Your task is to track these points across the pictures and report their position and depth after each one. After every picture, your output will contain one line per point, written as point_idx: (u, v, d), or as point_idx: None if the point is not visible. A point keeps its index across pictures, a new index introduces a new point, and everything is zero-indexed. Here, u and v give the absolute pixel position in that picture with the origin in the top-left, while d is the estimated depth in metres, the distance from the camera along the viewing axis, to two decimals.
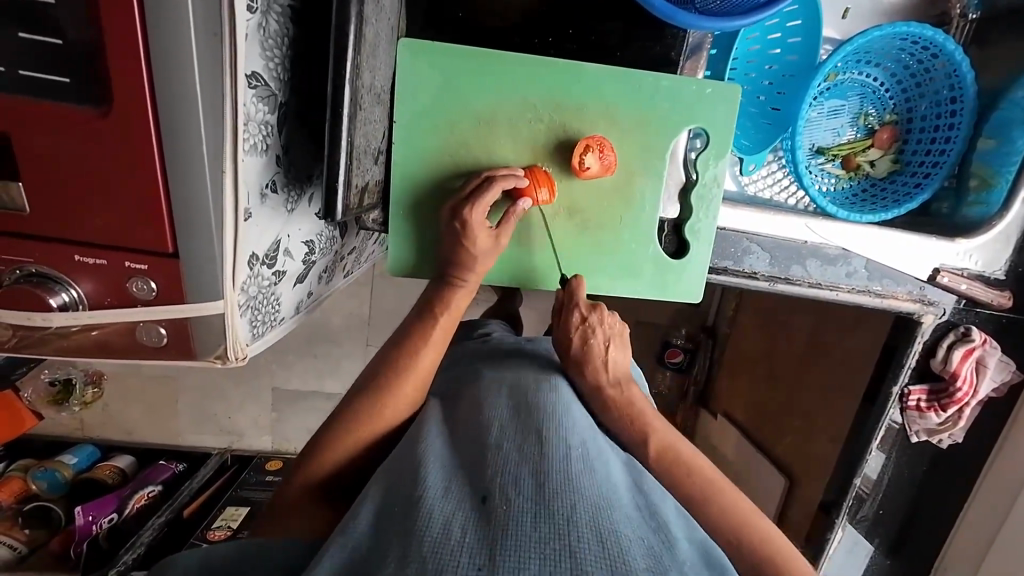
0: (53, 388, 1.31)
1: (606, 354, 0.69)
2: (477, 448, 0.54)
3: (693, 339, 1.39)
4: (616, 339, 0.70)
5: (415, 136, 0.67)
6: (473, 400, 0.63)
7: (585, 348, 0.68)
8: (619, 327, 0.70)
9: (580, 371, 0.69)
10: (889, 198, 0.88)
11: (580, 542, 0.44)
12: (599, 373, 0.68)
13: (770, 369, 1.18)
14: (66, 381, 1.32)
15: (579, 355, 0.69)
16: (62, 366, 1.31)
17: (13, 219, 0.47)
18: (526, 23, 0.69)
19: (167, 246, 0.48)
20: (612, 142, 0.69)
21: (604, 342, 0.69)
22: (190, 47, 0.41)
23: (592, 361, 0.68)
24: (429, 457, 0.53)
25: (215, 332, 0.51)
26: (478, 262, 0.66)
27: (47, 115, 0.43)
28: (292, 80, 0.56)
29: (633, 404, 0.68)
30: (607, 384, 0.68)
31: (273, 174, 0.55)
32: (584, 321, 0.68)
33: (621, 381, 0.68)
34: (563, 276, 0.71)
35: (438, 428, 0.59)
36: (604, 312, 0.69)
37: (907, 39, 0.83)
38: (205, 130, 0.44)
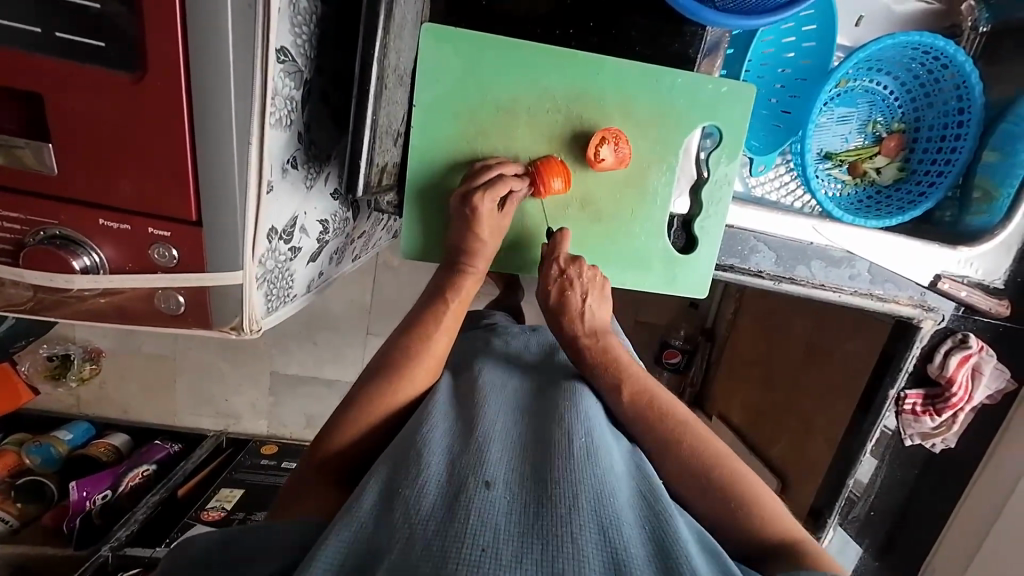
0: (50, 363, 1.35)
1: (584, 305, 0.70)
2: (479, 433, 0.55)
3: (692, 340, 1.38)
4: (595, 291, 0.71)
5: (435, 120, 0.67)
6: (478, 388, 0.63)
7: (562, 299, 0.70)
8: (598, 279, 0.71)
9: (558, 320, 0.71)
10: (893, 204, 0.91)
11: (583, 533, 0.45)
12: (573, 321, 0.70)
13: None
14: (65, 356, 1.35)
15: (555, 304, 0.70)
16: (60, 343, 1.34)
17: (40, 179, 0.47)
18: (549, 13, 0.69)
19: (192, 215, 0.48)
20: (628, 134, 0.70)
21: (582, 294, 0.70)
22: (226, 18, 0.42)
23: (568, 310, 0.70)
24: (431, 441, 0.53)
25: (233, 303, 0.52)
26: (485, 247, 0.67)
27: (83, 79, 0.44)
28: (318, 59, 0.56)
29: (610, 351, 0.68)
30: (581, 333, 0.70)
31: (294, 151, 0.56)
32: (562, 274, 0.69)
33: (597, 331, 0.70)
34: (550, 230, 0.71)
35: (442, 410, 0.58)
36: (583, 267, 0.70)
37: (918, 49, 0.85)
38: (234, 100, 0.45)
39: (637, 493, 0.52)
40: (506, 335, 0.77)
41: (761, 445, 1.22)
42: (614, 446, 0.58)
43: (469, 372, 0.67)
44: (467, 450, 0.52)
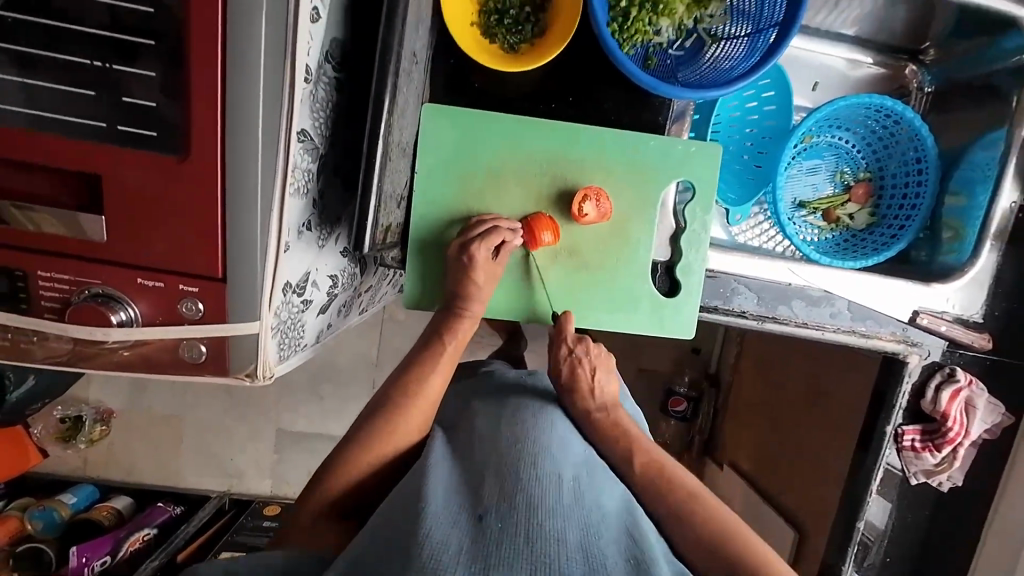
0: (62, 425, 1.41)
1: (593, 381, 0.76)
2: (475, 472, 0.57)
3: (697, 387, 1.49)
4: (602, 366, 0.77)
5: (436, 184, 0.76)
6: (473, 430, 0.66)
7: (572, 377, 0.76)
8: (605, 357, 0.78)
9: (573, 398, 0.76)
10: (868, 246, 0.97)
11: (568, 566, 0.47)
12: (585, 398, 0.75)
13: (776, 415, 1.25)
14: (77, 418, 1.41)
15: (568, 382, 0.76)
16: (75, 404, 1.41)
17: (85, 245, 0.53)
18: (533, 90, 0.78)
19: (218, 272, 0.55)
20: (608, 191, 0.77)
21: (591, 369, 0.77)
22: (257, 109, 0.50)
23: (579, 388, 0.75)
24: (429, 478, 0.56)
25: (249, 351, 0.57)
26: (478, 289, 0.72)
27: (131, 160, 0.51)
28: (332, 137, 0.65)
29: (620, 423, 0.74)
30: (593, 408, 0.75)
31: (309, 216, 0.63)
32: (571, 354, 0.76)
33: (608, 404, 0.75)
34: (555, 313, 0.78)
35: (439, 453, 0.61)
36: (588, 343, 0.77)
37: (872, 108, 0.93)
38: (259, 175, 0.52)
39: (622, 530, 0.54)
40: (503, 379, 0.80)
41: (769, 490, 1.26)
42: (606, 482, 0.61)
43: (465, 418, 0.70)
44: (464, 486, 0.56)
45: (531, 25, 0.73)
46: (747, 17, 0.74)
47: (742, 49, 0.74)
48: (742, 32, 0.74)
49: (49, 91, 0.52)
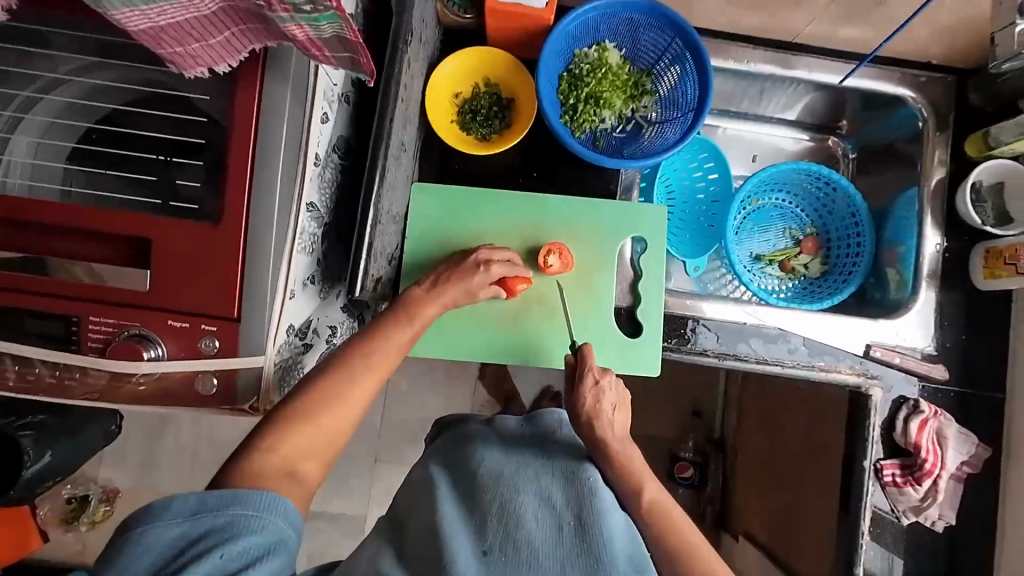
0: (69, 506, 1.56)
1: (612, 414, 0.78)
2: (484, 514, 0.70)
3: (702, 452, 1.61)
4: (621, 403, 0.79)
5: (425, 245, 0.89)
6: (483, 472, 0.76)
7: (596, 405, 0.78)
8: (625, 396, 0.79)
9: (589, 426, 0.77)
10: (824, 289, 1.08)
11: None
12: (604, 428, 0.77)
13: (780, 477, 1.28)
14: (84, 498, 1.56)
15: (589, 409, 0.78)
16: (84, 483, 1.57)
17: (129, 294, 0.65)
18: (504, 171, 0.94)
19: (233, 313, 0.66)
20: (569, 246, 0.89)
21: (612, 403, 0.78)
22: (276, 184, 0.65)
23: (600, 414, 0.77)
24: (447, 517, 0.69)
25: (254, 384, 0.67)
26: (474, 280, 0.80)
27: (173, 225, 0.65)
28: (336, 209, 0.80)
29: (631, 458, 0.75)
30: (609, 437, 0.76)
31: (314, 271, 0.76)
32: (596, 383, 0.79)
33: (622, 438, 0.77)
34: (575, 344, 0.83)
35: (454, 495, 0.73)
36: (612, 377, 0.80)
37: (814, 175, 1.09)
38: (273, 233, 0.66)
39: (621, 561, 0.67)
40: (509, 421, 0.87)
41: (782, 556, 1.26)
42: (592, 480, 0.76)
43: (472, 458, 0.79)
44: (470, 519, 0.69)
45: (500, 120, 0.91)
46: (674, 106, 0.91)
47: (672, 129, 0.91)
48: (671, 117, 0.91)
49: (118, 177, 0.70)
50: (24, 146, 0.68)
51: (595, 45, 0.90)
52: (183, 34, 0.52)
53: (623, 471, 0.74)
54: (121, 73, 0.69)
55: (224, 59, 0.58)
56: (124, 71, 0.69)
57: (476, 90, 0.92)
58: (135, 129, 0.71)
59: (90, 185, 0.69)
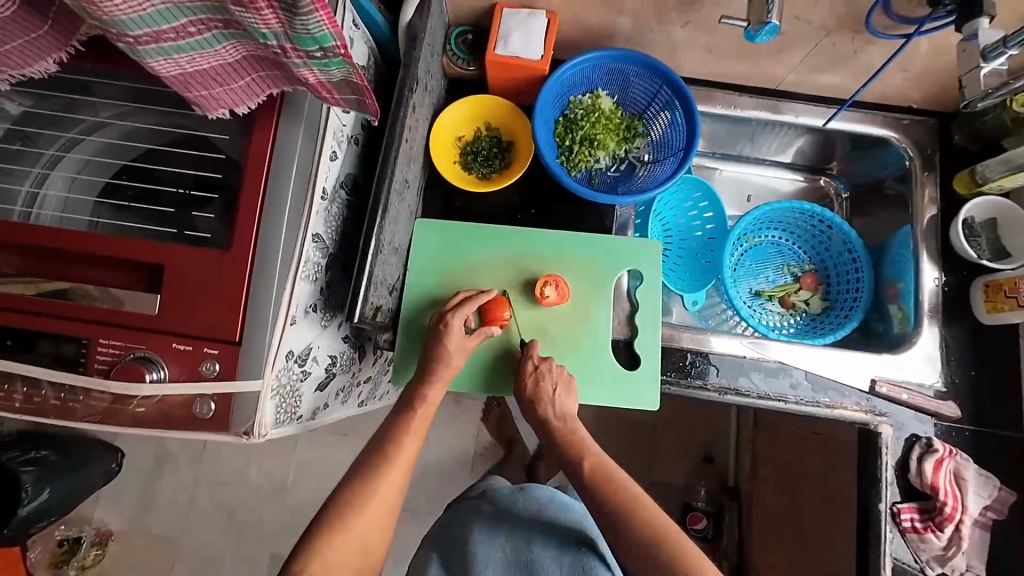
0: (60, 548, 1.53)
1: (554, 393, 0.83)
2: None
3: (715, 502, 1.55)
4: (562, 382, 0.84)
5: (425, 276, 0.92)
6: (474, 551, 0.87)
7: (536, 390, 0.83)
8: (565, 375, 0.85)
9: (531, 409, 0.84)
10: (826, 325, 1.08)
11: None
12: (545, 407, 0.83)
13: (798, 531, 1.22)
14: (76, 540, 1.52)
15: (530, 394, 0.84)
16: (78, 524, 1.54)
17: (139, 317, 0.68)
18: (504, 208, 0.98)
19: (235, 337, 0.68)
20: (566, 277, 0.91)
21: (553, 385, 0.83)
22: (284, 214, 0.69)
23: (541, 398, 0.83)
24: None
25: (250, 408, 0.68)
26: (451, 343, 0.82)
27: (184, 252, 0.69)
28: (342, 241, 0.84)
29: (575, 434, 0.81)
30: (552, 416, 0.82)
31: (316, 299, 0.79)
32: (535, 369, 0.84)
33: (565, 416, 0.83)
34: (522, 341, 0.88)
35: None
36: (553, 363, 0.85)
37: (808, 214, 1.12)
38: (280, 261, 0.69)
39: None
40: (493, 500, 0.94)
41: None
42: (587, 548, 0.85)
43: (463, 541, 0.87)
44: None
45: (500, 160, 0.97)
46: (665, 147, 0.96)
47: (664, 169, 0.95)
48: (663, 157, 0.96)
49: (141, 210, 0.75)
50: (60, 182, 0.75)
51: (589, 93, 0.97)
52: (208, 79, 0.58)
53: (568, 445, 0.80)
54: (152, 117, 0.76)
55: (245, 102, 0.63)
56: (157, 116, 0.76)
57: (478, 133, 0.98)
58: (162, 167, 0.77)
59: (115, 216, 0.74)
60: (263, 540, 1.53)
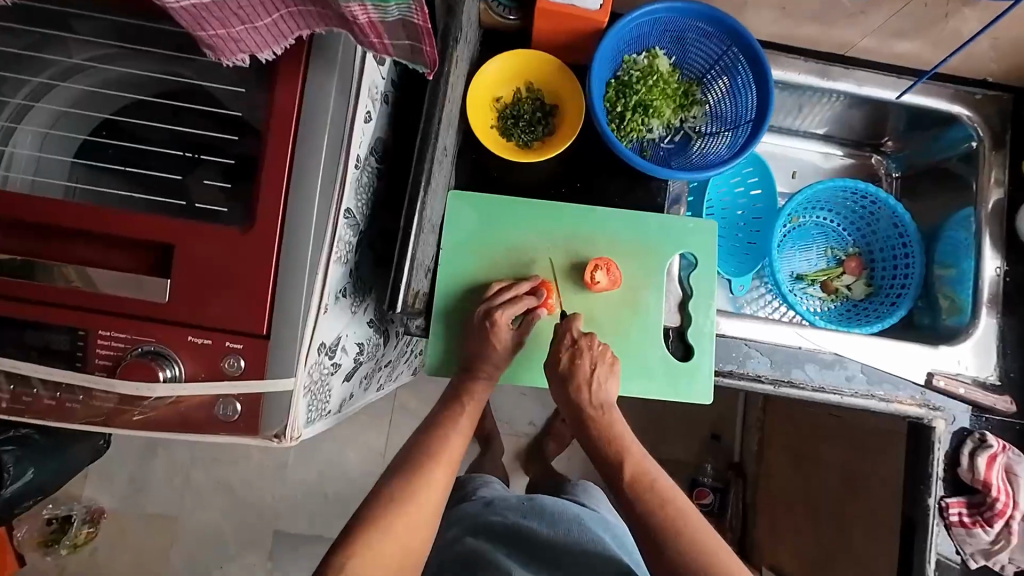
0: (50, 527, 1.44)
1: (592, 374, 0.75)
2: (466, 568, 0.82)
3: (723, 477, 1.48)
4: (603, 363, 0.76)
5: (461, 258, 0.83)
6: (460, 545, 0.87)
7: (572, 366, 0.75)
8: (608, 355, 0.76)
9: (565, 388, 0.75)
10: (873, 312, 1.02)
11: None
12: (582, 390, 0.75)
13: (809, 509, 1.22)
14: (66, 518, 1.44)
15: (565, 371, 0.75)
16: (67, 503, 1.45)
17: (146, 305, 0.58)
18: (546, 180, 0.87)
19: (262, 329, 0.59)
20: (616, 261, 0.84)
21: (591, 365, 0.76)
22: (315, 186, 0.59)
23: (577, 378, 0.75)
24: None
25: (282, 410, 0.60)
26: (503, 338, 0.77)
27: (197, 230, 0.58)
28: (371, 215, 0.74)
29: (612, 426, 0.75)
30: (588, 403, 0.75)
31: (346, 283, 0.69)
32: (574, 343, 0.76)
33: (603, 404, 0.75)
34: (563, 314, 0.80)
35: None
36: (598, 343, 0.77)
37: (848, 191, 1.04)
38: (311, 242, 0.59)
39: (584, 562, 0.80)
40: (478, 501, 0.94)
41: None
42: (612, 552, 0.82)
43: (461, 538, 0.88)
44: None
45: (543, 126, 0.86)
46: (724, 119, 0.87)
47: (724, 143, 0.86)
48: (721, 130, 0.87)
49: (132, 175, 0.64)
50: (30, 138, 0.62)
51: (645, 52, 0.86)
52: (228, 13, 0.46)
53: (606, 442, 0.74)
54: (143, 61, 0.63)
55: (269, 46, 0.52)
56: (150, 60, 0.63)
57: (518, 96, 0.86)
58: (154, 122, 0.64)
59: (98, 183, 0.63)
60: (264, 518, 1.47)
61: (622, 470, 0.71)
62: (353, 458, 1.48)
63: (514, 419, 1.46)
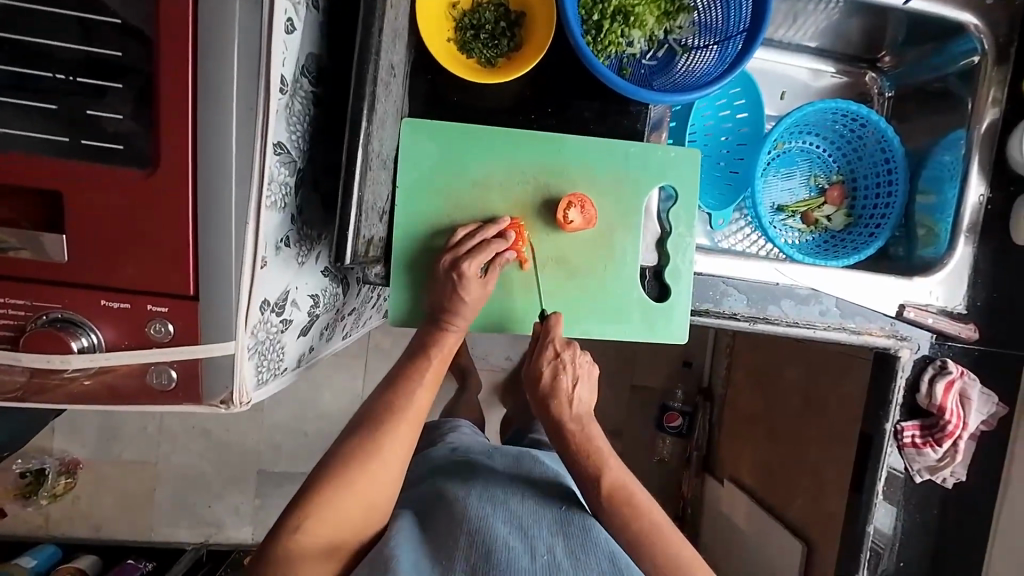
0: (25, 480, 1.40)
1: (572, 391, 0.72)
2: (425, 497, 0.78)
3: (691, 402, 1.50)
4: (585, 377, 0.72)
5: (419, 197, 0.75)
6: (419, 481, 0.84)
7: (553, 382, 0.71)
8: (589, 367, 0.73)
9: (544, 401, 0.72)
10: (849, 245, 0.98)
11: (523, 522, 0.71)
12: (561, 407, 0.72)
13: (770, 428, 1.28)
14: (40, 471, 1.40)
15: (545, 388, 0.72)
16: (37, 456, 1.42)
17: (46, 267, 0.50)
18: (514, 104, 0.77)
19: (189, 290, 0.52)
20: (591, 196, 0.77)
21: (573, 379, 0.72)
22: (231, 118, 0.49)
23: (557, 394, 0.71)
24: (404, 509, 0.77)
25: (225, 375, 0.54)
26: (472, 297, 0.71)
27: (90, 175, 0.48)
28: (309, 150, 0.63)
29: (591, 441, 0.71)
30: (567, 418, 0.72)
31: (287, 231, 0.61)
32: (556, 358, 0.71)
33: (582, 417, 0.72)
34: (545, 314, 0.74)
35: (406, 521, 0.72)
36: (577, 353, 0.72)
37: (838, 113, 0.97)
38: (234, 186, 0.50)
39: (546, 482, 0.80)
40: (448, 442, 0.93)
41: (776, 507, 1.24)
42: (570, 486, 0.81)
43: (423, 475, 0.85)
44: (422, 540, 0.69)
45: (507, 39, 0.74)
46: (713, 30, 0.77)
47: (712, 58, 0.76)
48: (709, 43, 0.77)
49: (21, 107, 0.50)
50: None
51: None
52: None
53: (581, 452, 0.70)
54: None
55: None
56: None
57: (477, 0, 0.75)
58: (30, 35, 0.50)
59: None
60: (245, 460, 1.48)
61: (597, 482, 0.69)
62: (329, 399, 1.47)
63: (489, 355, 1.45)
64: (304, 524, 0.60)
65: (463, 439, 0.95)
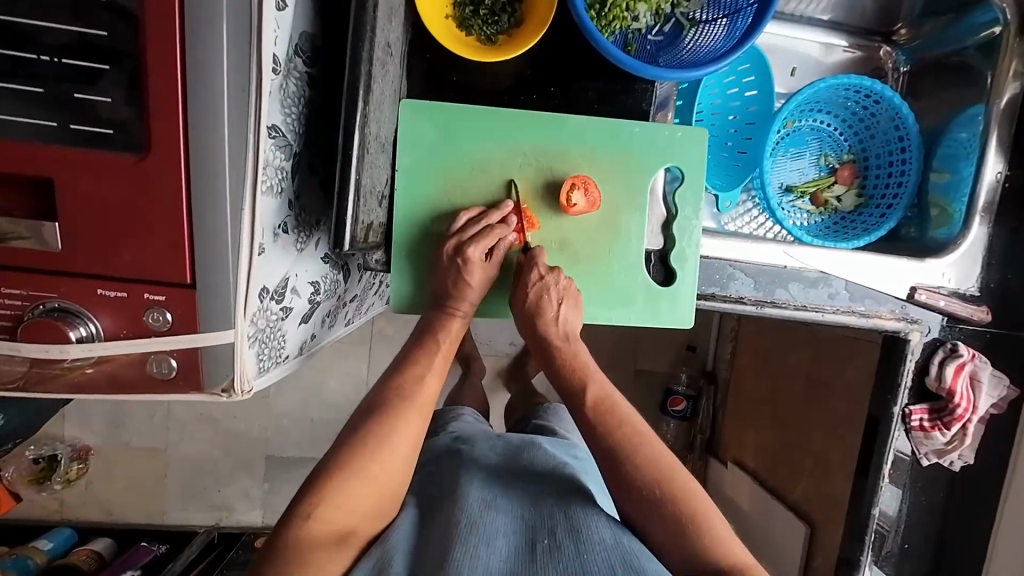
0: (37, 465, 1.41)
1: (559, 311, 0.72)
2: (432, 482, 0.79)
3: (695, 386, 1.50)
4: (569, 299, 0.72)
5: (418, 181, 0.73)
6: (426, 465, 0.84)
7: (539, 304, 0.71)
8: (573, 289, 0.73)
9: (532, 325, 0.73)
10: (859, 227, 0.96)
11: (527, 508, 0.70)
12: (549, 325, 0.72)
13: (774, 411, 1.27)
14: (51, 458, 1.41)
15: (531, 307, 0.71)
16: (49, 442, 1.43)
17: (41, 256, 0.49)
18: (515, 84, 0.75)
19: (186, 278, 0.51)
20: (594, 179, 0.75)
21: (558, 301, 0.72)
22: (222, 99, 0.47)
23: (543, 314, 0.72)
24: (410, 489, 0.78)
25: (225, 364, 0.53)
26: (475, 279, 0.70)
27: (80, 162, 0.47)
28: (305, 133, 0.62)
29: (578, 358, 0.74)
30: (554, 336, 0.73)
31: (285, 217, 0.60)
32: (541, 279, 0.71)
33: (569, 336, 0.74)
34: (528, 245, 0.73)
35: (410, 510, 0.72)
36: (560, 276, 0.72)
37: (850, 89, 0.94)
38: (228, 170, 0.49)
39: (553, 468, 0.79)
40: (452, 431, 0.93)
41: (780, 489, 1.24)
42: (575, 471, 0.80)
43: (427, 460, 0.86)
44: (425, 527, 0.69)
45: (507, 15, 0.71)
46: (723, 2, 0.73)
47: (721, 33, 0.73)
48: (718, 16, 0.74)
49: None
50: None
51: None
52: None
53: (569, 369, 0.73)
54: None
55: None
56: None
57: None
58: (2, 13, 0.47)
59: None
60: (253, 446, 1.49)
61: (584, 393, 0.71)
62: (334, 386, 1.48)
63: (493, 340, 1.45)
64: (309, 512, 0.60)
65: (468, 428, 0.94)
